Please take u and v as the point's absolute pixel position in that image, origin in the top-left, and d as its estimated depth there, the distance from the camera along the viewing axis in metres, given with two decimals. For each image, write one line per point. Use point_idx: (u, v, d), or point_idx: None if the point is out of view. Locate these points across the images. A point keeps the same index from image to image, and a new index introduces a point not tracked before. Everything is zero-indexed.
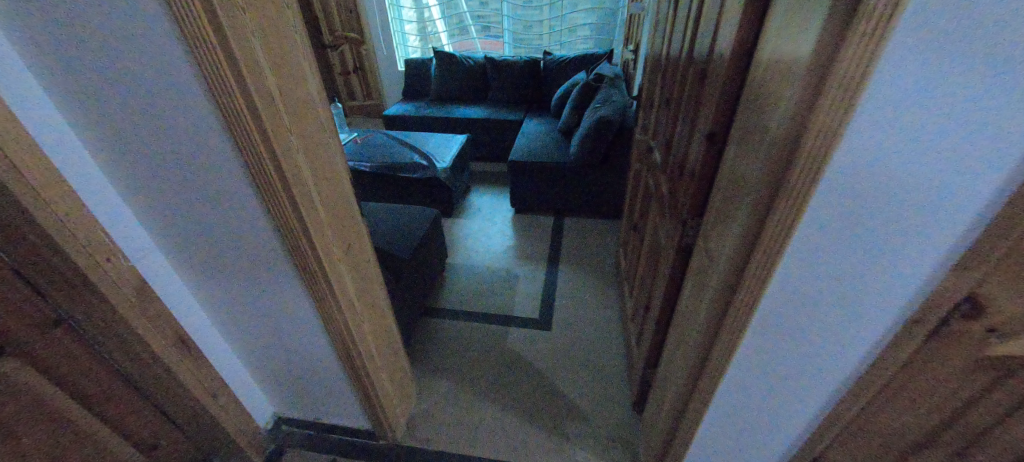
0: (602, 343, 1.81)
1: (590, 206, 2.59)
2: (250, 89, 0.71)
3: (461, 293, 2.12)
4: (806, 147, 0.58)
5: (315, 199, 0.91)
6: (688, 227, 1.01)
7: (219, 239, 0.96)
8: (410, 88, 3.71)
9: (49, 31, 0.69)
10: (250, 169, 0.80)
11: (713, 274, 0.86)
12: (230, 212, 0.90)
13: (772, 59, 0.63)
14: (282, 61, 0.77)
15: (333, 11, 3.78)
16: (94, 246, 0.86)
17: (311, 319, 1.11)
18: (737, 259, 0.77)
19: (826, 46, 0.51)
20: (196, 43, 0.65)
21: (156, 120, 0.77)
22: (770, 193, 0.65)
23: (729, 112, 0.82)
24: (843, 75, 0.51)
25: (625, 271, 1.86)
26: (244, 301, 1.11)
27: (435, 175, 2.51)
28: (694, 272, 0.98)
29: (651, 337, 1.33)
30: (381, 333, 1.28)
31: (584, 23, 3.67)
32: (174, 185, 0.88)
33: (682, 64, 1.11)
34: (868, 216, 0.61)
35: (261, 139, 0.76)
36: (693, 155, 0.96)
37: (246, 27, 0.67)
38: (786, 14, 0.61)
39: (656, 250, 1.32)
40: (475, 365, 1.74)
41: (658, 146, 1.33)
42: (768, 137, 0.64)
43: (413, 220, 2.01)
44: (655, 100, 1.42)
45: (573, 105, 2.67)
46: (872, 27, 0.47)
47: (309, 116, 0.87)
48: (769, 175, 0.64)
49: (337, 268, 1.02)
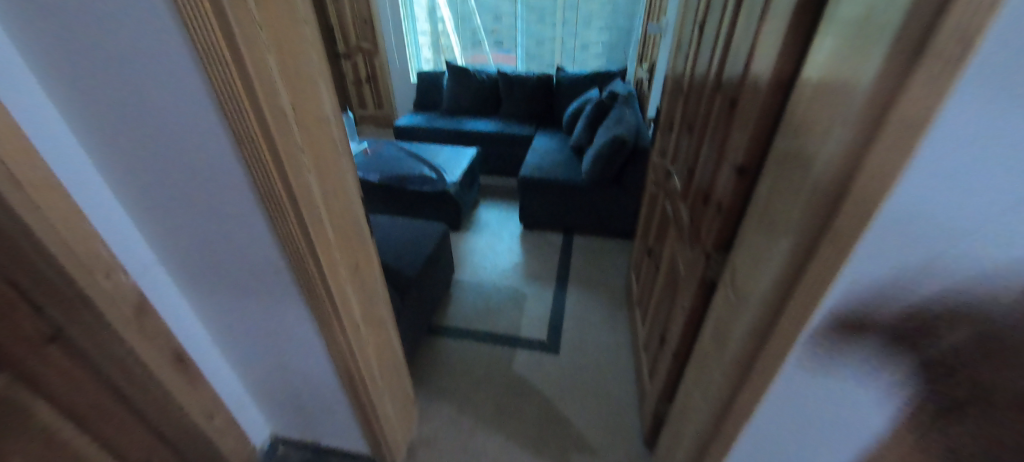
0: (612, 369, 1.75)
1: (600, 225, 2.54)
2: (262, 106, 0.68)
3: (467, 311, 2.07)
4: (855, 196, 0.50)
5: (325, 220, 0.87)
6: (712, 260, 0.96)
7: (224, 257, 0.92)
8: (421, 100, 3.72)
9: (59, 44, 0.66)
10: (259, 189, 0.77)
11: (742, 315, 0.81)
12: (236, 231, 0.86)
13: (820, 94, 0.59)
14: (296, 78, 0.74)
15: (348, 22, 3.84)
16: (93, 261, 0.81)
17: (315, 342, 1.07)
18: (769, 303, 0.71)
19: (886, 84, 0.44)
20: (208, 59, 0.62)
21: (165, 135, 0.74)
22: (811, 239, 0.59)
23: (764, 146, 0.78)
24: (903, 117, 0.44)
25: (637, 296, 1.81)
26: (247, 320, 1.07)
27: (445, 189, 2.49)
28: (718, 309, 0.93)
29: (667, 370, 1.27)
30: (386, 356, 1.24)
31: (597, 41, 3.68)
32: (180, 202, 0.84)
33: (708, 89, 1.07)
34: (917, 264, 0.53)
35: (271, 159, 0.72)
36: (720, 186, 0.92)
37: (261, 44, 0.64)
38: (835, 46, 0.56)
39: (674, 279, 1.27)
40: (480, 389, 1.68)
41: (680, 171, 1.29)
42: (813, 178, 0.59)
43: (421, 235, 1.97)
44: (675, 123, 1.39)
45: (586, 123, 2.66)
46: (944, 65, 0.39)
47: (322, 134, 0.83)
48: (812, 219, 0.59)
49: (344, 291, 0.98)
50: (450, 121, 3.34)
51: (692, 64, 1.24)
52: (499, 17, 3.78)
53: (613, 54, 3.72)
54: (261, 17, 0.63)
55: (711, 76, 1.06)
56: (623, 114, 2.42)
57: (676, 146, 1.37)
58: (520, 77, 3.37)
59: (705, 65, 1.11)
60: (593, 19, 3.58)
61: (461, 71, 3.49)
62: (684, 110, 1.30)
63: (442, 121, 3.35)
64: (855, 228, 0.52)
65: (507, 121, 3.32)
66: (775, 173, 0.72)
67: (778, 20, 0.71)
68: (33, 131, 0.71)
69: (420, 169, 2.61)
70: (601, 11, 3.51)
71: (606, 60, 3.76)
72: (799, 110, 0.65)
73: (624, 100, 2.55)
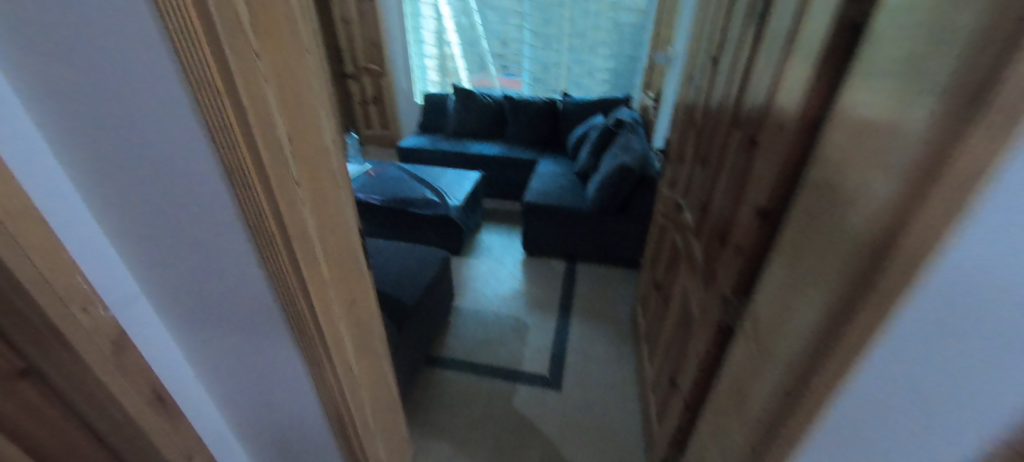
0: (618, 410, 1.66)
1: (605, 254, 2.49)
2: (256, 138, 0.63)
3: (466, 340, 2.00)
4: (897, 257, 0.46)
5: (319, 256, 0.81)
6: (730, 306, 0.90)
7: (211, 291, 0.86)
8: (426, 122, 3.73)
9: (43, 68, 0.62)
10: (249, 223, 0.72)
11: (766, 372, 0.74)
12: (225, 266, 0.81)
13: (858, 142, 0.54)
14: (295, 108, 0.70)
15: (357, 44, 3.92)
16: (70, 295, 0.73)
17: (303, 384, 1.00)
18: (795, 366, 0.64)
19: (938, 142, 0.40)
20: (202, 91, 0.59)
21: (153, 165, 0.70)
22: (844, 300, 0.54)
23: (787, 190, 0.74)
24: (956, 178, 0.40)
25: (643, 331, 1.74)
26: (232, 359, 1.00)
27: (447, 212, 2.45)
28: (737, 361, 0.87)
29: (678, 419, 1.18)
30: (380, 396, 1.16)
31: (602, 68, 3.71)
32: (168, 234, 0.79)
33: (723, 125, 1.04)
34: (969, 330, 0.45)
35: (264, 193, 0.68)
36: (739, 227, 0.87)
37: (259, 75, 0.61)
38: (872, 93, 0.53)
39: (685, 321, 1.20)
40: (478, 428, 1.59)
41: (692, 207, 1.25)
42: (849, 234, 0.54)
43: (421, 262, 1.92)
44: (687, 156, 1.36)
45: (591, 149, 2.64)
46: (1000, 128, 0.36)
47: (321, 166, 0.79)
48: (846, 279, 0.53)
49: (337, 331, 0.92)
50: (455, 143, 3.34)
51: (705, 99, 1.21)
52: (505, 43, 3.83)
53: (619, 82, 3.75)
54: (259, 47, 0.60)
55: (726, 112, 1.03)
56: (629, 142, 2.41)
57: (687, 179, 1.33)
58: (526, 102, 3.38)
59: (719, 100, 1.09)
60: (599, 47, 3.63)
61: (467, 94, 3.51)
62: (696, 143, 1.27)
63: (447, 144, 3.34)
64: (896, 293, 0.47)
65: (512, 145, 3.32)
66: (801, 223, 0.67)
67: (805, 61, 0.67)
68: (15, 160, 0.65)
69: (423, 191, 2.58)
70: (607, 39, 3.56)
71: (611, 86, 3.79)
72: (830, 157, 0.61)
73: (630, 127, 2.55)
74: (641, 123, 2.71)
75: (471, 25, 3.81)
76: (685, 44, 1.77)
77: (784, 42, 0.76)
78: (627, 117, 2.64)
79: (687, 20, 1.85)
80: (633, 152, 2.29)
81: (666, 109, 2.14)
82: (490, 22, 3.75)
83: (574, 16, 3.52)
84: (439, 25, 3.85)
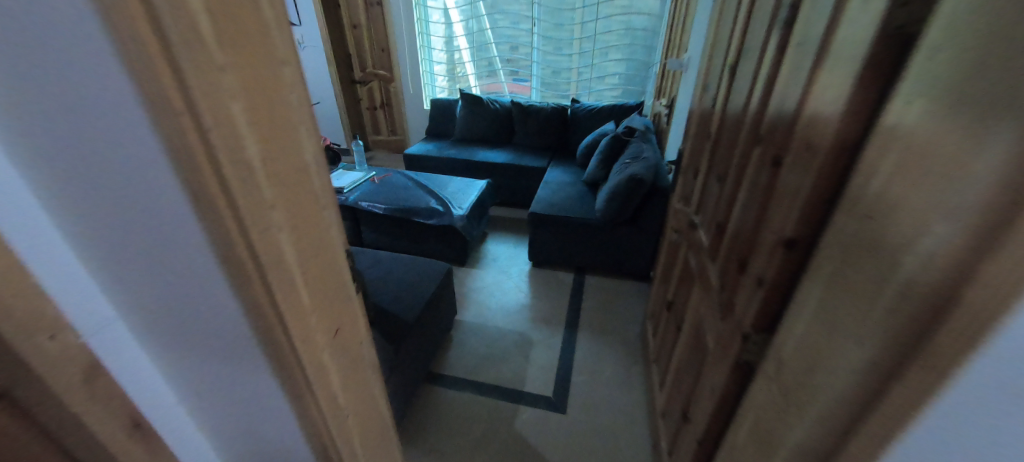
0: (625, 435, 1.57)
1: (614, 266, 2.40)
2: (221, 159, 0.55)
3: (468, 356, 1.93)
4: (965, 311, 0.38)
5: (298, 281, 0.75)
6: (749, 342, 0.81)
7: (188, 328, 0.76)
8: (434, 128, 3.70)
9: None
10: (217, 249, 0.65)
11: (789, 423, 0.65)
12: (199, 299, 0.71)
13: (903, 170, 0.47)
14: (272, 129, 0.61)
15: (366, 49, 3.93)
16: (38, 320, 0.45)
17: (287, 417, 0.93)
18: (826, 423, 0.56)
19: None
20: (162, 112, 0.51)
21: (117, 191, 0.59)
22: (894, 356, 0.46)
23: (817, 218, 0.65)
24: None
25: (654, 353, 1.64)
26: (206, 394, 0.91)
27: (451, 222, 2.39)
28: (757, 404, 0.77)
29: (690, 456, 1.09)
30: (371, 425, 1.10)
31: (614, 73, 3.63)
32: (135, 267, 0.68)
33: (741, 139, 0.96)
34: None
35: (233, 217, 0.60)
36: (761, 255, 0.79)
37: (223, 86, 0.52)
38: (921, 116, 0.45)
39: (700, 349, 1.11)
40: (477, 452, 1.51)
41: (707, 226, 1.17)
42: (898, 278, 0.46)
43: (423, 274, 1.87)
44: (701, 170, 1.27)
45: (601, 157, 2.56)
46: None
47: (300, 188, 0.70)
48: (893, 331, 0.45)
49: (320, 363, 0.85)
50: (462, 150, 3.29)
51: (722, 109, 1.12)
52: (515, 48, 3.77)
53: (631, 87, 3.66)
54: (225, 57, 0.51)
55: (745, 126, 0.95)
56: (641, 151, 2.32)
57: (701, 196, 1.24)
58: (534, 108, 3.32)
59: (738, 111, 1.00)
60: (610, 52, 3.54)
61: (475, 100, 3.47)
62: (711, 157, 1.18)
63: (454, 150, 3.29)
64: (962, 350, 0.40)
65: (520, 152, 3.25)
66: (834, 258, 0.59)
67: (844, 72, 0.58)
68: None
69: (428, 200, 2.53)
70: (619, 44, 3.48)
71: (623, 92, 3.70)
72: (871, 185, 0.52)
73: (642, 135, 2.46)
74: (653, 131, 2.62)
75: (480, 30, 3.77)
76: (702, 50, 1.68)
77: (815, 50, 0.68)
78: (638, 125, 2.56)
79: (703, 24, 1.76)
80: (644, 162, 2.21)
81: (680, 118, 2.05)
82: (500, 27, 3.70)
83: (585, 20, 3.45)
84: (449, 31, 3.82)
